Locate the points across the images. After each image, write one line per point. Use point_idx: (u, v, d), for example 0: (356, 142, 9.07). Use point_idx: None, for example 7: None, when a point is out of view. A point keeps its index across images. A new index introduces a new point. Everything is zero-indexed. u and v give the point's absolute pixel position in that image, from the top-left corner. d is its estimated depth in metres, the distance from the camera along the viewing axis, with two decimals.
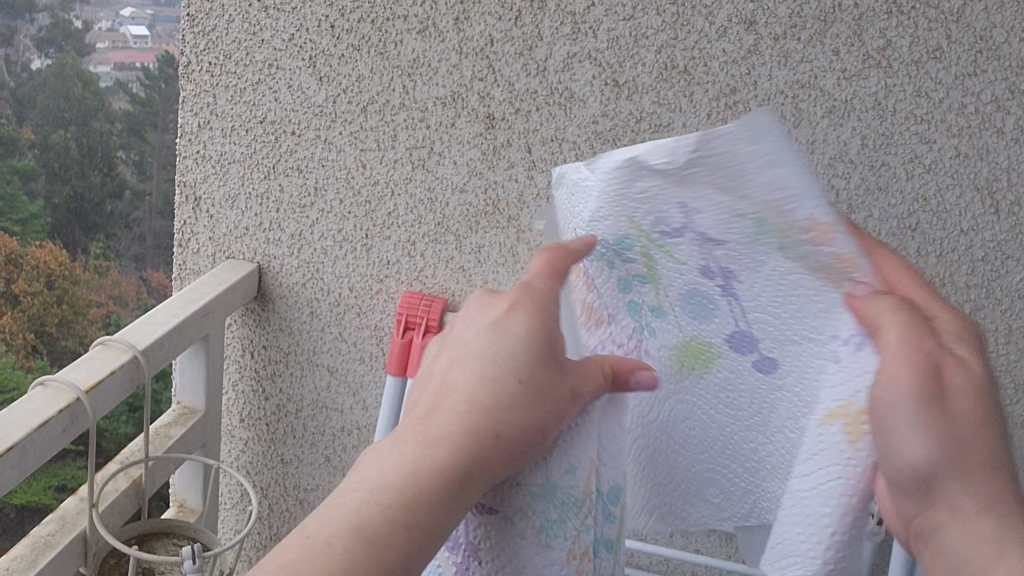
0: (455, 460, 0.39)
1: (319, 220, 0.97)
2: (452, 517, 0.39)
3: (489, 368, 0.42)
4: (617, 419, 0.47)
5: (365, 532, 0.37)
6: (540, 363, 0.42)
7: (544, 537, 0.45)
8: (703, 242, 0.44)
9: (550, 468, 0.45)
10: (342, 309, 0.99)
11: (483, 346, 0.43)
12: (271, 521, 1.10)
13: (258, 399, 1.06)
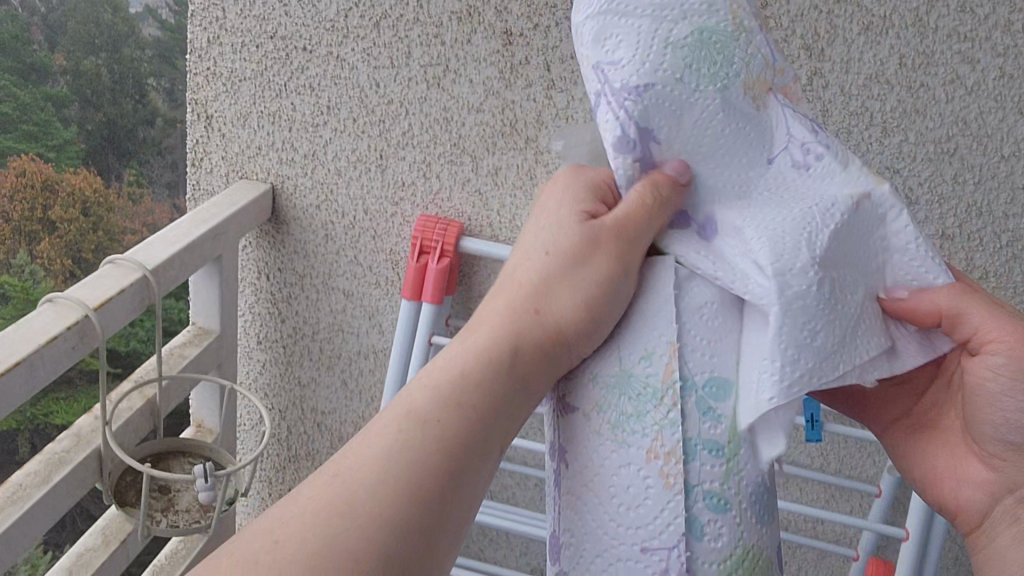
0: (497, 345, 0.48)
1: (332, 139, 0.94)
2: (513, 382, 0.48)
3: (533, 246, 0.52)
4: (703, 316, 0.50)
5: (419, 413, 0.45)
6: (566, 239, 0.51)
7: (620, 432, 0.49)
8: (622, 95, 0.51)
9: (623, 360, 0.50)
10: (356, 232, 0.97)
11: (530, 240, 0.53)
12: (289, 442, 1.14)
13: (274, 321, 1.06)
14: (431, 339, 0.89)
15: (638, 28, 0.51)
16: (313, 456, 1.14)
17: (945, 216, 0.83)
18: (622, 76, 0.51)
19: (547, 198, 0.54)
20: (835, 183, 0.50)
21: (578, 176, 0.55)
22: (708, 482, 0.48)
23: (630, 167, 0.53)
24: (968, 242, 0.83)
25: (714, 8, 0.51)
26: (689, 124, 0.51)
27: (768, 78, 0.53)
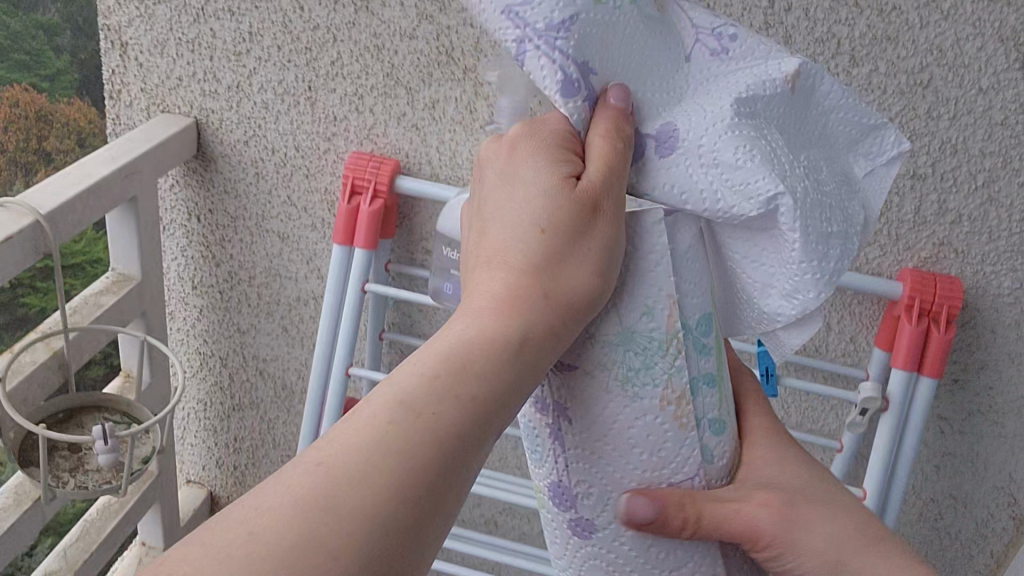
0: (506, 333, 0.38)
1: (257, 69, 0.86)
2: (518, 373, 0.38)
3: (519, 209, 0.41)
4: (690, 256, 0.46)
5: (420, 403, 0.35)
6: (565, 211, 0.41)
7: (631, 388, 0.45)
8: (547, 38, 0.43)
9: (623, 318, 0.45)
10: (289, 170, 0.91)
11: (516, 200, 0.42)
12: (233, 390, 1.10)
13: (208, 266, 1.00)
14: (364, 286, 0.86)
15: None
16: (256, 406, 1.11)
17: (917, 155, 0.77)
18: (543, 14, 0.44)
19: (515, 165, 0.43)
20: (754, 65, 0.47)
21: (548, 126, 0.44)
22: (711, 411, 0.48)
23: (582, 109, 0.45)
24: (939, 183, 0.78)
25: None
26: (621, 47, 0.46)
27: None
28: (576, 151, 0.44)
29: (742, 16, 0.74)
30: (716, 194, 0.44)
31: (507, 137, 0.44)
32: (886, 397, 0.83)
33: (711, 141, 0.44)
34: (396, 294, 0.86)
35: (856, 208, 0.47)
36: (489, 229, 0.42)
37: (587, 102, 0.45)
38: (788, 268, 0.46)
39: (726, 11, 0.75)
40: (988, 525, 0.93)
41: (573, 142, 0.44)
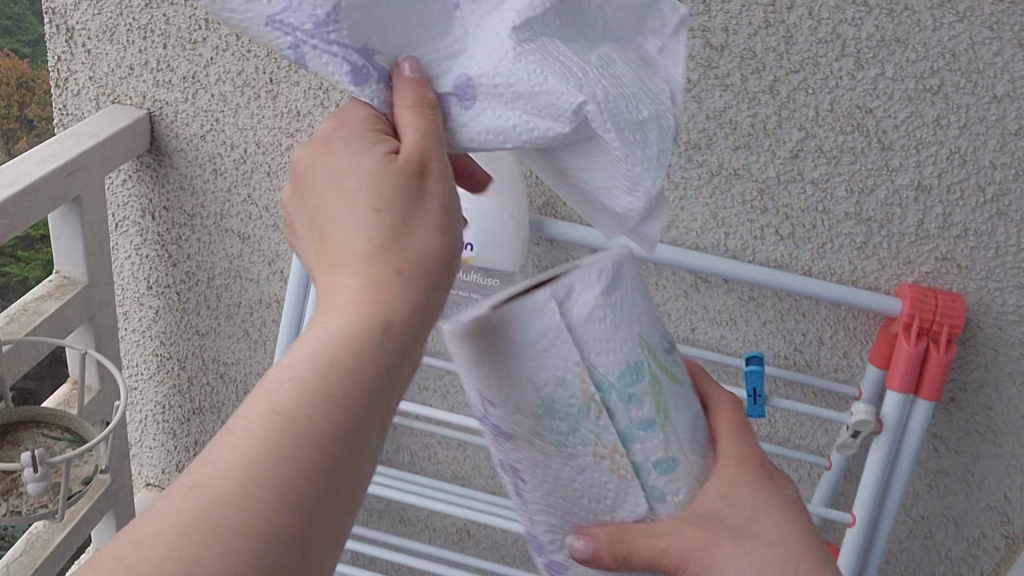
0: (365, 314, 0.36)
1: (215, 59, 0.79)
2: (395, 350, 0.36)
3: (351, 196, 0.38)
4: (593, 322, 0.42)
5: (295, 408, 0.33)
6: (400, 182, 0.37)
7: (566, 450, 0.43)
8: (316, 32, 0.39)
9: (540, 389, 0.42)
10: (248, 167, 0.84)
11: (346, 190, 0.38)
12: (192, 393, 1.04)
13: (165, 266, 0.94)
14: None
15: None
16: (218, 408, 1.04)
17: (923, 165, 0.71)
18: (306, 13, 0.38)
19: (330, 162, 0.39)
20: None
21: (350, 125, 0.40)
22: (654, 454, 0.43)
23: (378, 94, 0.41)
24: (946, 196, 0.72)
25: None
26: (392, 10, 0.40)
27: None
28: (385, 130, 0.40)
29: (741, 13, 0.68)
30: (530, 130, 0.40)
31: (308, 145, 0.41)
32: (880, 418, 0.76)
33: (504, 76, 0.41)
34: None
35: (651, 86, 0.44)
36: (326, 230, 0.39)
37: (381, 80, 0.41)
38: (621, 167, 0.42)
39: (724, 7, 0.68)
40: (980, 547, 0.87)
41: (381, 120, 0.40)
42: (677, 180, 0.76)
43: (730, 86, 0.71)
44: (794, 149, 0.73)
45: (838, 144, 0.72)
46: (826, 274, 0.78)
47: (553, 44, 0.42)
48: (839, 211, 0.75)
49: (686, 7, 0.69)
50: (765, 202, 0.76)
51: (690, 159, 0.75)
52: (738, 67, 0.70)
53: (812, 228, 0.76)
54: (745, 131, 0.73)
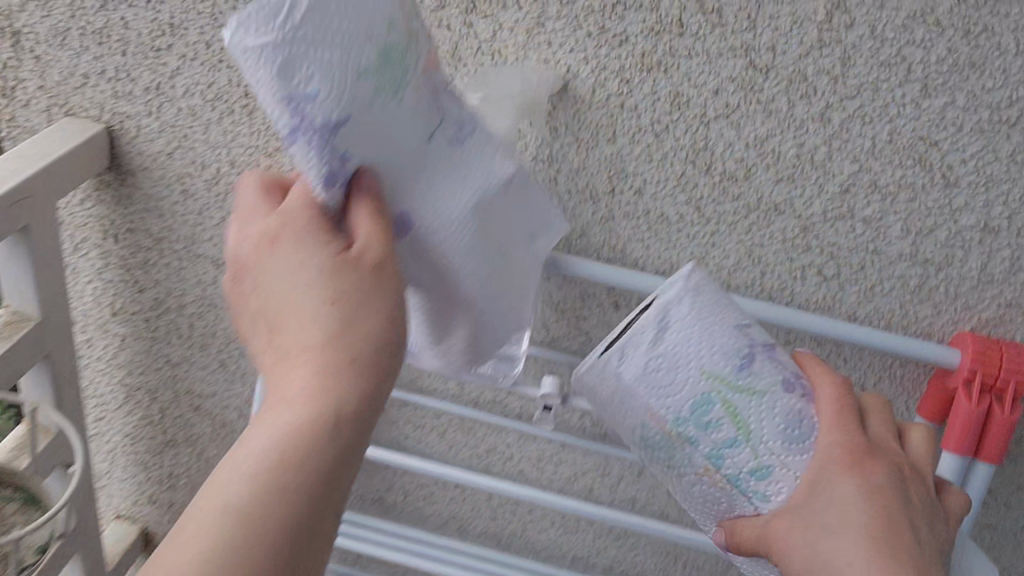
0: (318, 404, 0.43)
1: (180, 69, 0.69)
2: (338, 444, 0.44)
3: (302, 297, 0.46)
4: (654, 367, 0.54)
5: (246, 511, 0.41)
6: (348, 284, 0.45)
7: (677, 472, 0.55)
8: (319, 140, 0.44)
9: (646, 431, 0.55)
10: (223, 189, 0.75)
11: (295, 294, 0.46)
12: (165, 424, 0.95)
13: (131, 291, 0.84)
14: None
15: (327, 59, 0.43)
16: (192, 441, 0.96)
17: (991, 204, 0.63)
18: (321, 112, 0.44)
19: (283, 257, 0.46)
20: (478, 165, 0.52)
21: (300, 207, 0.47)
22: (745, 463, 0.52)
23: (336, 195, 0.47)
24: (1015, 238, 0.64)
25: (393, 27, 0.45)
26: (395, 135, 0.47)
27: (427, 51, 0.48)
28: (329, 223, 0.47)
29: (791, 32, 0.59)
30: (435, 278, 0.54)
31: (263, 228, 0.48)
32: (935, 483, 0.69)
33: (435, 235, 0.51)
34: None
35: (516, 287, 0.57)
36: (282, 317, 0.46)
37: (343, 185, 0.47)
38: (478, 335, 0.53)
39: (772, 24, 0.59)
40: None
41: (326, 218, 0.47)
42: (710, 215, 0.68)
43: (775, 112, 0.62)
44: (845, 184, 0.64)
45: (895, 180, 0.63)
46: (872, 318, 0.70)
47: (469, 230, 0.52)
48: (891, 251, 0.67)
49: (728, 22, 0.59)
50: (809, 239, 0.67)
51: (725, 192, 0.66)
52: (785, 92, 0.61)
53: (861, 268, 0.68)
54: (790, 162, 0.64)
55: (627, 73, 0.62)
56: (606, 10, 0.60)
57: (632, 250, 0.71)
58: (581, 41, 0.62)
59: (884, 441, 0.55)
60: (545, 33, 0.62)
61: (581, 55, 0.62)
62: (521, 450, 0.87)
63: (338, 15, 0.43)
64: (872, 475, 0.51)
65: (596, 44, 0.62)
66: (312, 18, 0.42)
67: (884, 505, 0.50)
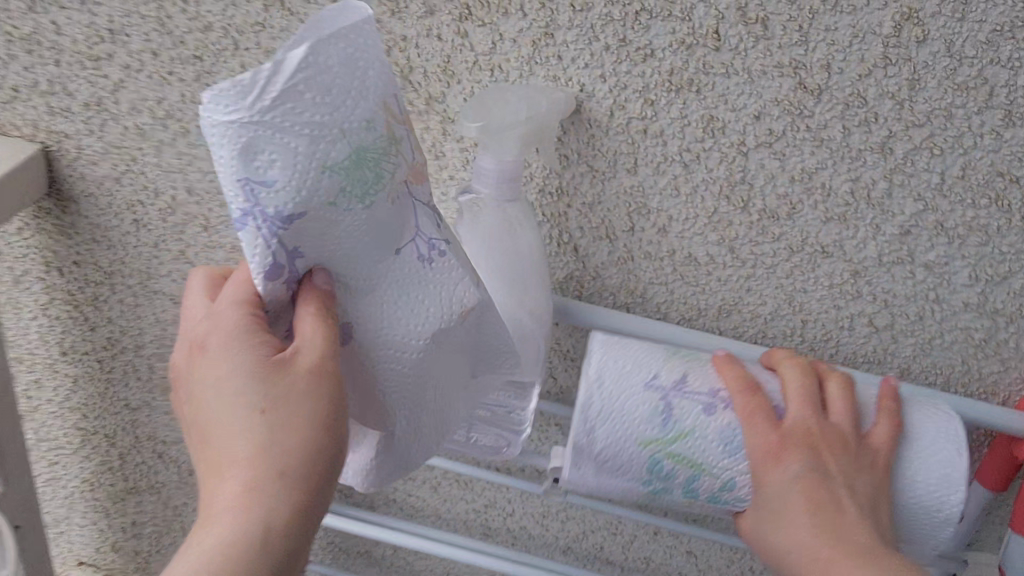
0: (247, 522, 0.39)
1: (125, 83, 0.60)
2: (270, 562, 0.40)
3: (227, 402, 0.41)
4: (604, 444, 0.53)
5: None
6: (280, 389, 0.41)
7: (675, 508, 0.57)
8: (269, 230, 0.40)
9: (636, 494, 0.56)
10: (180, 218, 0.65)
11: (218, 400, 0.41)
12: (125, 472, 0.85)
13: (81, 329, 0.74)
14: None
15: (293, 146, 0.39)
16: (157, 489, 0.86)
17: None
18: (273, 203, 0.39)
19: (210, 361, 0.42)
20: (439, 288, 0.46)
21: (232, 306, 0.43)
22: (711, 482, 0.53)
23: (279, 286, 0.43)
24: None
25: (373, 127, 0.41)
26: (347, 242, 0.43)
27: (408, 163, 0.44)
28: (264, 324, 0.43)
29: (849, 47, 0.49)
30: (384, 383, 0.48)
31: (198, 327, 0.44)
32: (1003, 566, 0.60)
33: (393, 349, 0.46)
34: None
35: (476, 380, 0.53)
36: (210, 426, 0.42)
37: (288, 279, 0.43)
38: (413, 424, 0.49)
39: (826, 38, 0.49)
40: None
41: (261, 320, 0.43)
42: (744, 256, 0.58)
43: (826, 141, 0.52)
44: (906, 225, 0.55)
45: (964, 221, 0.54)
46: (927, 375, 0.61)
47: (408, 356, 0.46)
48: (955, 300, 0.57)
49: (775, 35, 0.49)
50: (860, 286, 0.58)
51: (765, 232, 0.57)
52: (839, 118, 0.51)
53: (918, 318, 0.58)
54: (841, 198, 0.54)
55: (653, 92, 0.52)
56: (627, 19, 0.50)
57: (653, 294, 0.62)
58: (598, 54, 0.52)
59: (795, 414, 0.52)
60: (554, 45, 0.52)
61: (598, 71, 0.52)
62: (524, 506, 0.78)
63: (312, 107, 0.39)
64: (788, 466, 0.50)
65: (616, 59, 0.52)
66: (284, 105, 0.38)
67: (812, 489, 0.50)
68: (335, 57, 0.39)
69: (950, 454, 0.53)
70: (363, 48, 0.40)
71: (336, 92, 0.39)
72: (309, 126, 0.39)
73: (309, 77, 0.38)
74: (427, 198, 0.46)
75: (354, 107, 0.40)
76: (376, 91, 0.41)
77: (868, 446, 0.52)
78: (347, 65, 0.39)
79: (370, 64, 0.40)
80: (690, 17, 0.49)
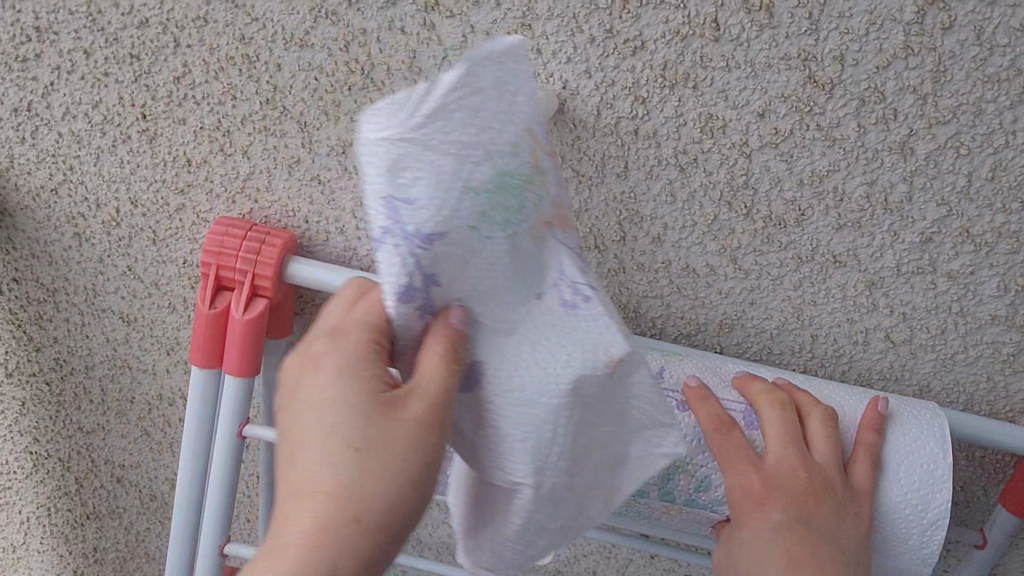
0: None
1: (56, 85, 0.53)
2: None
3: (323, 430, 0.34)
4: None
5: None
6: (378, 426, 0.34)
7: (648, 517, 0.53)
8: (410, 250, 0.34)
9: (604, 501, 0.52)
10: (124, 232, 0.59)
11: (313, 428, 0.35)
12: (82, 498, 0.79)
13: (25, 350, 0.68)
14: (239, 432, 0.58)
15: (441, 166, 0.34)
16: (118, 514, 0.79)
17: None
18: (416, 219, 0.34)
19: (317, 379, 0.35)
20: (585, 334, 0.38)
21: (351, 332, 0.36)
22: (690, 486, 0.50)
23: (407, 318, 0.36)
24: None
25: (517, 153, 0.36)
26: (480, 271, 0.36)
27: (551, 201, 0.39)
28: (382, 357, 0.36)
29: (863, 35, 0.44)
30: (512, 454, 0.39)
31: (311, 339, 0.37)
32: None
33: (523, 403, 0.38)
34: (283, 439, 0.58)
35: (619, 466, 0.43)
36: (293, 449, 0.35)
37: (421, 310, 0.36)
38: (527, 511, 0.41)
39: (837, 26, 0.43)
40: None
41: (382, 352, 0.36)
42: (748, 266, 0.52)
43: (838, 140, 0.47)
44: (927, 232, 0.49)
45: (993, 227, 0.48)
46: (950, 393, 0.55)
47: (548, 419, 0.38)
48: (982, 313, 0.51)
49: (782, 25, 0.44)
50: (876, 298, 0.52)
51: (769, 241, 0.51)
52: (854, 114, 0.46)
53: (940, 333, 0.52)
54: (855, 204, 0.49)
55: (644, 88, 0.47)
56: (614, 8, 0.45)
57: (648, 308, 0.56)
58: (582, 47, 0.46)
59: (775, 454, 0.48)
60: (535, 37, 0.47)
61: (583, 65, 0.47)
62: None
63: (461, 126, 0.34)
64: (768, 515, 0.46)
65: (605, 52, 0.46)
66: (436, 122, 0.33)
67: (794, 536, 0.45)
68: (487, 78, 0.34)
69: (933, 452, 0.47)
70: (514, 78, 0.36)
71: (486, 114, 0.35)
72: (461, 144, 0.34)
73: (469, 96, 0.34)
74: (570, 242, 0.40)
75: (502, 129, 0.35)
76: (521, 117, 0.36)
77: (854, 485, 0.47)
78: (496, 86, 0.35)
79: (517, 94, 0.36)
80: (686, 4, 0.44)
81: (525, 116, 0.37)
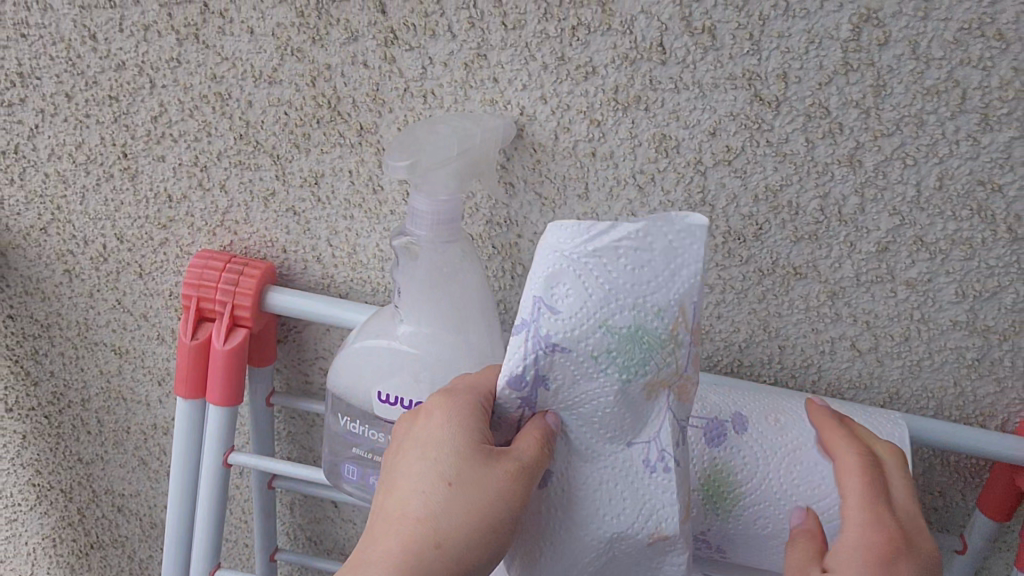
0: None
1: (41, 127, 0.57)
2: None
3: (426, 462, 0.38)
4: None
5: None
6: (472, 470, 0.37)
7: None
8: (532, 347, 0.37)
9: None
10: (112, 266, 0.61)
11: (417, 458, 0.39)
12: (86, 528, 0.78)
13: (24, 384, 0.71)
14: (226, 460, 0.60)
15: (588, 293, 0.36)
16: (121, 543, 0.78)
17: None
18: (551, 326, 0.37)
19: (428, 420, 0.39)
20: (654, 500, 0.39)
21: (456, 398, 0.39)
22: None
23: (511, 402, 0.39)
24: None
25: (662, 315, 0.37)
26: (586, 397, 0.38)
27: (680, 373, 0.38)
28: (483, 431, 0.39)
29: (800, 52, 0.45)
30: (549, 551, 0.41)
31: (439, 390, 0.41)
32: None
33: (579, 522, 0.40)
34: (268, 464, 0.61)
35: None
36: (400, 475, 0.40)
37: (524, 405, 0.39)
38: None
39: (775, 46, 0.45)
40: None
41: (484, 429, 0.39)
42: (712, 281, 0.53)
43: (788, 153, 0.48)
44: (882, 241, 0.50)
45: (947, 234, 0.49)
46: (919, 400, 0.55)
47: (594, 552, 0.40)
48: (942, 318, 0.52)
49: (724, 45, 0.46)
50: (838, 307, 0.53)
51: (730, 255, 0.52)
52: (801, 130, 0.47)
53: (904, 340, 0.53)
54: (811, 217, 0.50)
55: (599, 110, 0.49)
56: (560, 36, 0.47)
57: None
58: (536, 75, 0.48)
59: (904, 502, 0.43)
60: (489, 66, 0.49)
61: (537, 91, 0.49)
62: None
63: (620, 271, 0.36)
64: None
65: (556, 78, 0.48)
66: (601, 258, 0.36)
67: None
68: (661, 243, 0.37)
69: None
70: (687, 255, 0.37)
71: (647, 270, 0.36)
72: (612, 286, 0.36)
73: (637, 250, 0.36)
74: (683, 412, 0.40)
75: (660, 289, 0.36)
76: (681, 290, 0.37)
77: None
78: (666, 252, 0.37)
79: (685, 269, 0.37)
80: (630, 29, 0.46)
81: (689, 292, 0.37)
